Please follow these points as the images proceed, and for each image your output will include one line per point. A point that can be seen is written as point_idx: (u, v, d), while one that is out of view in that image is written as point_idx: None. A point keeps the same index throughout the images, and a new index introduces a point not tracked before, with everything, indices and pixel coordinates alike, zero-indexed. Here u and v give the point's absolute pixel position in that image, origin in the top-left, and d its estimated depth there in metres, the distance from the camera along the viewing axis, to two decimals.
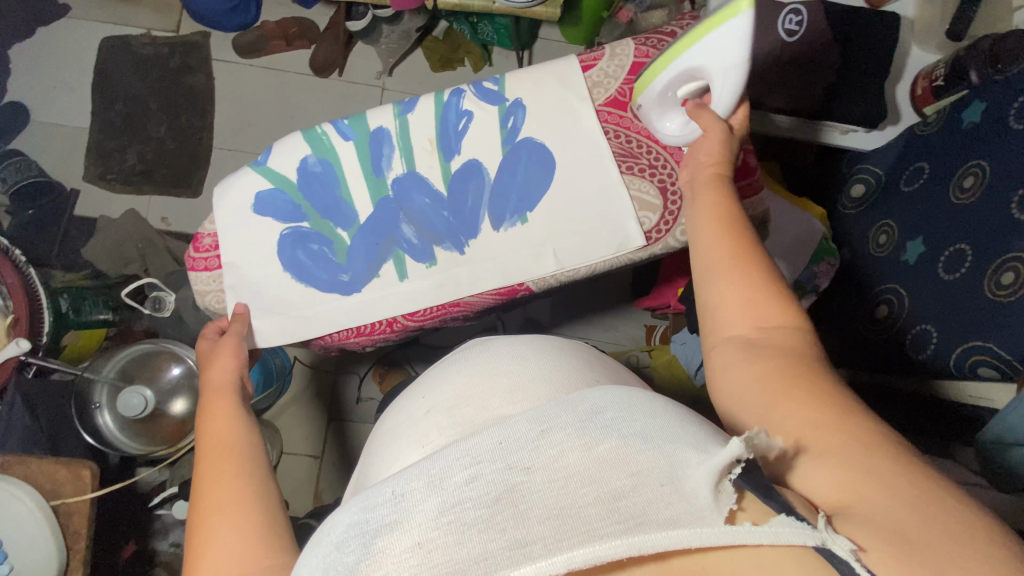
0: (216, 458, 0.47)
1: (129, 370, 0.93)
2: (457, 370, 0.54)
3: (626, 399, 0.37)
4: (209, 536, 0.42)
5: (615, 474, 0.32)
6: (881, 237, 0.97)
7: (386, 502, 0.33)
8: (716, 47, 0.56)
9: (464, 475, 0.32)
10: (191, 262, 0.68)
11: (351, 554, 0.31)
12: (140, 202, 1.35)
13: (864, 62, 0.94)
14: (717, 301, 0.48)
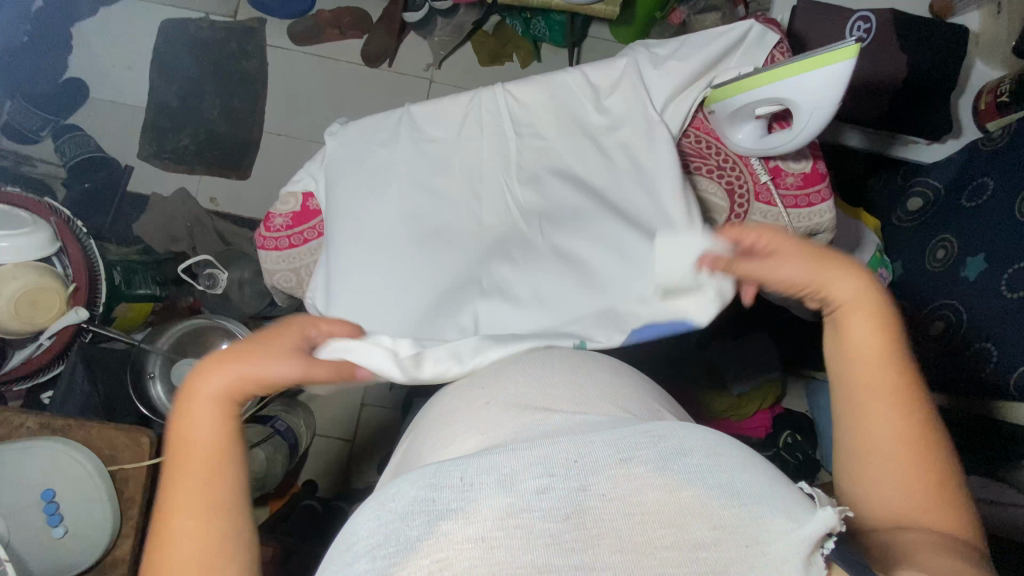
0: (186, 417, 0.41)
1: (184, 343, 0.96)
2: (516, 363, 0.51)
3: (714, 444, 0.36)
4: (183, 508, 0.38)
5: (695, 522, 0.31)
6: (938, 252, 0.94)
7: (452, 487, 0.33)
8: (814, 89, 0.54)
9: (537, 484, 0.33)
10: (263, 242, 0.71)
11: (415, 526, 0.32)
12: (191, 182, 1.38)
13: (934, 73, 0.91)
14: (878, 507, 0.41)
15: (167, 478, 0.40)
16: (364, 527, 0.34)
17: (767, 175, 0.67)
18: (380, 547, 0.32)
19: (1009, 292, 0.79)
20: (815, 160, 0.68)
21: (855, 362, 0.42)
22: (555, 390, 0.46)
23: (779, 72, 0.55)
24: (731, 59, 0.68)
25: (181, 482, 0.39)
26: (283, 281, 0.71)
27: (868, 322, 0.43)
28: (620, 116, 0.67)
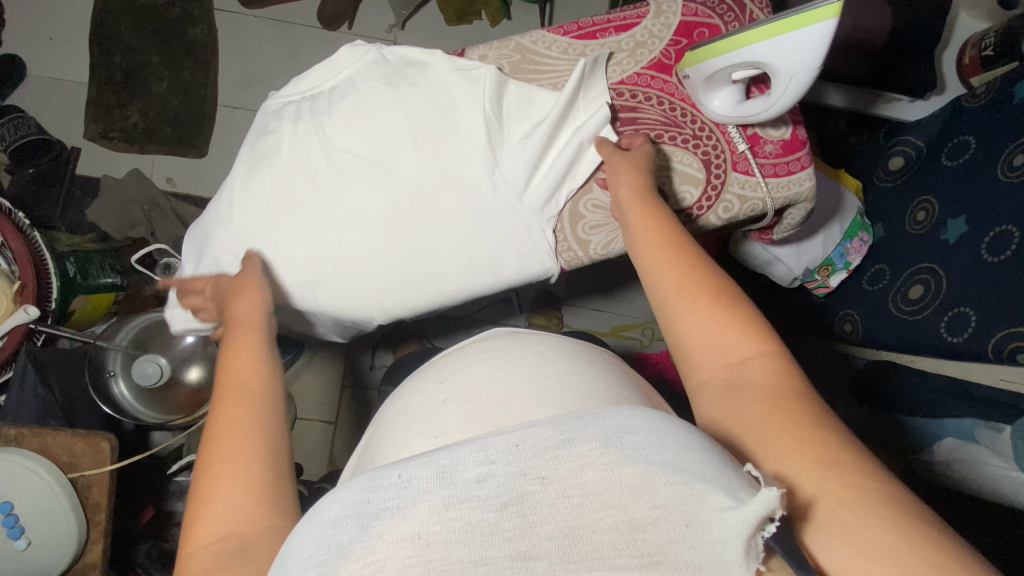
0: (226, 396, 0.44)
1: (143, 339, 0.91)
2: (477, 357, 0.46)
3: (657, 421, 0.30)
4: (215, 490, 0.39)
5: (633, 502, 0.26)
6: (919, 214, 0.92)
7: (390, 486, 0.27)
8: (790, 54, 0.50)
9: (474, 472, 0.26)
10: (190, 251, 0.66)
11: (348, 533, 0.26)
12: (144, 162, 1.30)
13: (919, 27, 0.87)
14: (710, 367, 0.43)
15: (204, 444, 0.42)
16: (302, 544, 0.27)
17: (745, 144, 0.63)
18: (311, 559, 0.26)
19: (991, 258, 0.79)
20: (796, 126, 0.64)
21: (656, 263, 0.49)
22: (514, 386, 0.41)
23: (752, 36, 0.51)
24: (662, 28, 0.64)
25: (218, 418, 0.43)
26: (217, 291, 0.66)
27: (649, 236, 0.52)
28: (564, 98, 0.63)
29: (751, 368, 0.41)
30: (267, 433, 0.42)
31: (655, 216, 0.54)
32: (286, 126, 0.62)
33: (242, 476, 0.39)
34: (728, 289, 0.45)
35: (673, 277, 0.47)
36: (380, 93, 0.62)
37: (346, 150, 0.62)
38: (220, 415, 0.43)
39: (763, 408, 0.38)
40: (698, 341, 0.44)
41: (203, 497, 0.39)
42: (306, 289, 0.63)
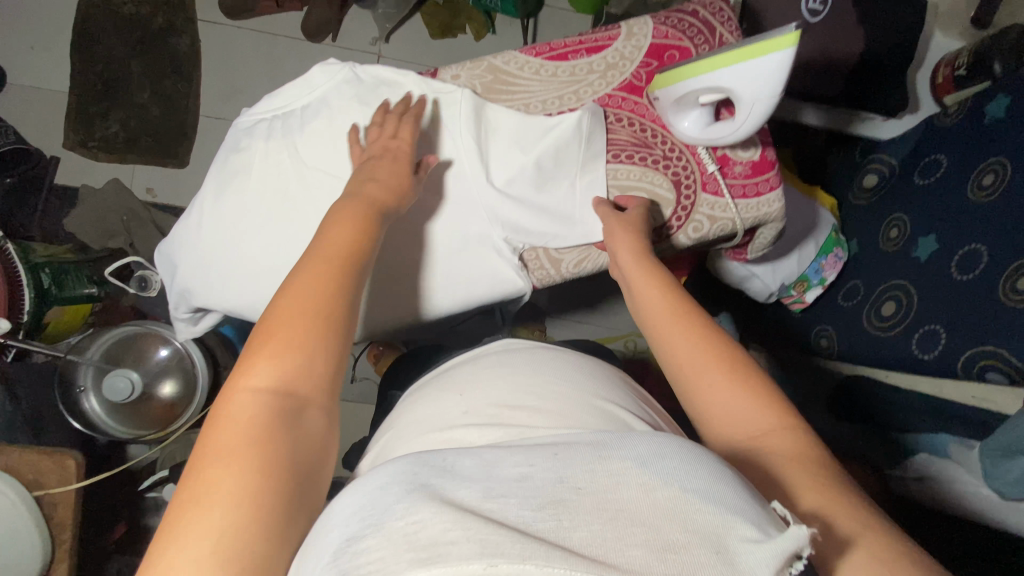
0: (327, 263, 0.43)
1: (115, 353, 0.90)
2: (502, 370, 0.48)
3: (693, 449, 0.31)
4: (275, 351, 0.38)
5: (670, 525, 0.25)
6: (892, 231, 0.93)
7: (438, 468, 0.30)
8: (751, 80, 0.51)
9: (515, 472, 0.29)
10: (161, 264, 0.65)
11: (394, 493, 0.28)
12: (125, 172, 1.29)
13: (890, 49, 0.89)
14: (724, 438, 0.43)
15: (285, 295, 0.41)
16: (346, 508, 0.30)
17: (714, 165, 0.64)
18: (355, 516, 0.28)
19: (959, 275, 0.80)
20: (764, 148, 0.65)
21: (662, 336, 0.49)
22: (541, 402, 0.42)
23: (715, 62, 0.52)
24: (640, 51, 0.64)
25: (303, 283, 0.42)
26: (186, 309, 0.65)
27: (659, 301, 0.51)
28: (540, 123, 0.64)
29: (762, 429, 0.42)
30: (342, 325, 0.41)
31: (661, 276, 0.54)
32: (256, 144, 0.62)
33: (301, 361, 0.39)
34: (736, 355, 0.46)
35: (686, 346, 0.47)
36: (352, 111, 0.61)
37: (317, 168, 0.61)
38: (308, 277, 0.42)
39: (792, 472, 0.39)
40: (709, 406, 0.45)
41: (267, 347, 0.39)
42: None
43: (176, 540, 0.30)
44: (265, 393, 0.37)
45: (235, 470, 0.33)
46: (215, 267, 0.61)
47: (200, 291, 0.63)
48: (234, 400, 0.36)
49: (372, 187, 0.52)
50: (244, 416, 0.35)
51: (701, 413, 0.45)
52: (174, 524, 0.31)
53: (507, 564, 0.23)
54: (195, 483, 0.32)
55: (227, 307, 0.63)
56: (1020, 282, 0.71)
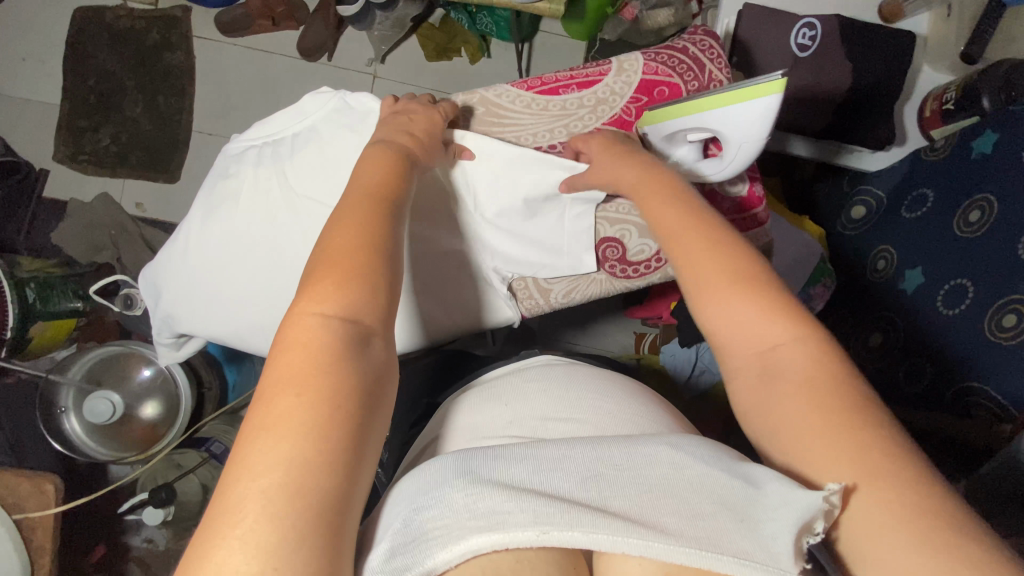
0: (374, 209, 0.44)
1: (97, 373, 0.89)
2: (535, 375, 0.51)
3: (710, 445, 0.36)
4: (335, 282, 0.38)
5: (698, 496, 0.32)
6: (879, 262, 0.94)
7: (488, 453, 0.36)
8: (738, 122, 0.51)
9: (558, 454, 0.35)
10: (143, 289, 0.64)
11: (452, 473, 0.34)
12: (114, 186, 1.28)
13: (878, 84, 0.90)
14: (742, 359, 0.41)
15: (334, 238, 0.41)
16: (410, 489, 0.36)
17: (701, 200, 0.65)
18: (421, 494, 0.34)
19: (945, 310, 0.80)
20: (752, 183, 0.65)
21: (681, 251, 0.46)
22: (579, 413, 0.45)
23: (704, 103, 0.52)
24: (630, 87, 0.65)
25: (353, 223, 0.42)
26: (170, 335, 0.65)
27: (668, 216, 0.48)
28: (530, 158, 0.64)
29: (782, 351, 0.40)
30: (389, 261, 0.41)
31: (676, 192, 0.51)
32: (245, 171, 0.61)
33: (358, 290, 0.39)
34: (752, 270, 0.43)
35: (695, 255, 0.45)
36: (343, 139, 0.61)
37: (307, 196, 0.61)
38: (354, 220, 0.42)
39: (804, 398, 0.37)
40: (726, 326, 0.42)
41: (331, 276, 0.38)
42: (262, 334, 0.62)
43: (245, 472, 0.31)
44: (333, 318, 0.37)
45: (295, 402, 0.33)
46: (200, 294, 0.61)
47: (185, 318, 0.62)
48: (300, 329, 0.36)
49: (407, 138, 0.54)
50: (297, 348, 0.35)
51: (716, 332, 0.43)
52: (242, 457, 0.32)
53: (556, 530, 0.30)
54: (267, 414, 0.33)
55: (213, 334, 0.62)
56: (1006, 320, 0.72)
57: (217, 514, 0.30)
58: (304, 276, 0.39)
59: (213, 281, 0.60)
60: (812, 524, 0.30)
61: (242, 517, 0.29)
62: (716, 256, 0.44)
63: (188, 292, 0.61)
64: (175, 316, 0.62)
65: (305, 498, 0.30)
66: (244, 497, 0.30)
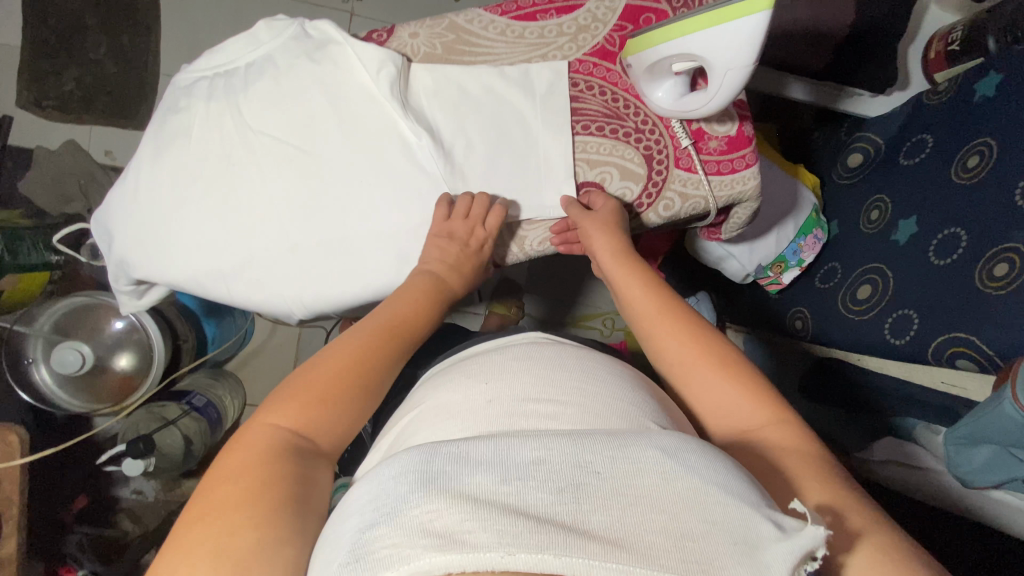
0: (370, 332, 0.50)
1: (65, 324, 0.86)
2: (516, 355, 0.46)
3: (702, 452, 0.32)
4: (315, 405, 0.44)
5: (688, 514, 0.28)
6: (873, 213, 0.91)
7: (450, 454, 0.31)
8: (723, 44, 0.47)
9: (531, 456, 0.31)
10: (93, 232, 0.60)
11: (407, 485, 0.30)
12: (81, 133, 1.22)
13: (885, 20, 0.84)
14: (726, 430, 0.46)
15: (326, 355, 0.47)
16: (364, 495, 0.32)
17: (688, 139, 0.60)
18: (375, 507, 0.30)
19: (937, 260, 0.78)
20: (741, 122, 0.61)
21: (665, 333, 0.51)
22: (559, 395, 0.41)
23: (685, 25, 0.48)
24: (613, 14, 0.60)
25: (342, 346, 0.48)
26: (124, 278, 0.61)
27: (650, 304, 0.53)
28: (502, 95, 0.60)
29: (756, 424, 0.45)
30: (369, 395, 0.47)
31: (651, 281, 0.55)
32: (197, 105, 0.57)
33: (331, 418, 0.44)
34: (729, 356, 0.49)
35: (678, 344, 0.50)
36: (302, 70, 0.57)
37: (263, 133, 0.57)
38: (346, 343, 0.48)
39: (784, 458, 0.42)
40: (707, 404, 0.47)
41: (316, 398, 0.44)
42: (219, 281, 0.59)
43: (180, 557, 0.34)
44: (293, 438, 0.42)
45: (231, 492, 0.37)
46: (156, 238, 0.58)
47: (134, 261, 0.58)
48: (266, 434, 0.41)
49: None
50: (248, 452, 0.40)
51: (700, 411, 0.48)
52: (180, 541, 0.35)
53: (522, 553, 0.26)
54: (206, 499, 0.37)
55: (167, 279, 0.59)
56: (997, 269, 0.70)
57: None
58: (290, 386, 0.45)
59: (167, 225, 0.57)
60: (813, 550, 0.29)
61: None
62: (696, 339, 0.50)
63: (143, 234, 0.58)
64: (125, 260, 0.59)
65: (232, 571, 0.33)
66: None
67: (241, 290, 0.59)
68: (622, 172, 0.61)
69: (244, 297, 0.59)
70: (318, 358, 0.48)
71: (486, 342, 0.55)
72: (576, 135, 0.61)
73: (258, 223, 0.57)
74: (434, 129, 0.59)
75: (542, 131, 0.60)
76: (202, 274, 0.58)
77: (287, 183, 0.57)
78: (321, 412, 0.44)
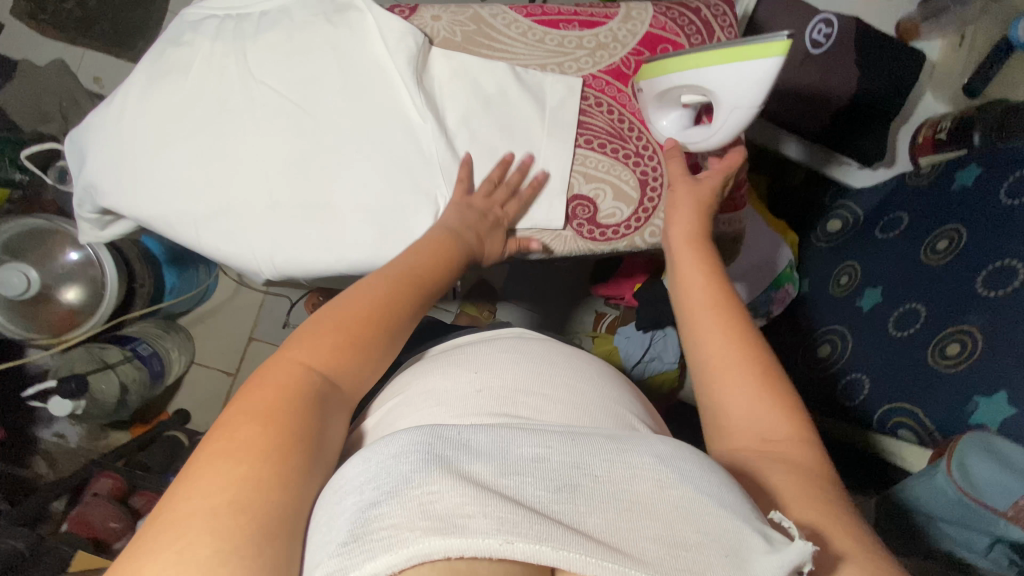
0: (399, 276, 0.44)
1: (16, 245, 0.82)
2: (507, 350, 0.45)
3: (697, 457, 0.31)
4: (343, 343, 0.37)
5: (681, 523, 0.26)
6: (843, 278, 0.94)
7: (453, 438, 0.29)
8: (732, 82, 0.48)
9: (531, 450, 0.29)
10: (68, 154, 0.58)
11: (410, 461, 0.27)
12: (73, 55, 1.17)
13: (881, 100, 0.88)
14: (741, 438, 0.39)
15: (354, 294, 0.41)
16: (355, 469, 0.29)
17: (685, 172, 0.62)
18: (371, 480, 0.27)
19: (895, 332, 0.81)
20: None
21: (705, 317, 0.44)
22: (551, 391, 0.40)
23: (698, 59, 0.49)
24: (631, 40, 0.61)
25: (368, 286, 0.42)
26: (87, 205, 0.59)
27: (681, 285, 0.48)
28: (512, 93, 0.60)
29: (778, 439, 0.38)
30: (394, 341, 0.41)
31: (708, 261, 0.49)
32: (201, 42, 0.56)
33: (356, 360, 0.37)
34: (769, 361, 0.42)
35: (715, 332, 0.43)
36: (315, 30, 0.56)
37: (266, 84, 0.56)
38: (372, 285, 0.42)
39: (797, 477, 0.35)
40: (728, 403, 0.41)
41: (345, 334, 0.37)
42: (190, 225, 0.56)
43: (201, 493, 0.27)
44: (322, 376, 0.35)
45: (258, 432, 0.30)
46: (131, 170, 0.55)
47: (102, 189, 0.56)
48: (289, 368, 0.34)
49: None
50: (264, 392, 0.32)
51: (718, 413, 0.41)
52: (193, 481, 0.28)
53: (521, 542, 0.24)
54: (224, 437, 0.30)
55: (133, 214, 0.56)
56: (949, 349, 0.73)
57: (158, 532, 0.26)
58: (312, 321, 0.38)
59: (147, 159, 0.55)
60: (798, 568, 0.26)
61: (180, 536, 0.26)
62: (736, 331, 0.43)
63: (117, 163, 0.55)
64: (94, 187, 0.56)
65: (250, 516, 0.27)
66: (188, 516, 0.26)
67: (210, 240, 0.57)
68: (616, 190, 0.62)
69: (214, 246, 0.57)
70: (341, 297, 0.40)
71: (465, 335, 0.53)
72: (577, 148, 0.61)
73: (245, 174, 0.56)
74: (439, 115, 0.59)
75: (545, 137, 0.61)
76: (174, 214, 0.56)
77: (281, 138, 0.56)
78: (351, 357, 0.37)
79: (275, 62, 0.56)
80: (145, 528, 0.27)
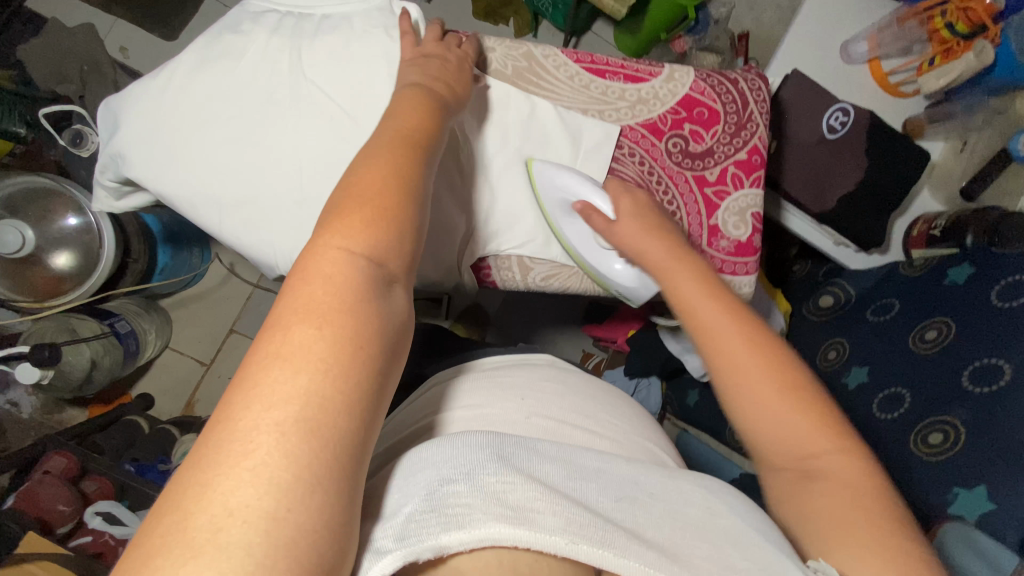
0: (404, 151, 0.37)
1: (16, 202, 0.79)
2: (543, 377, 0.47)
3: (739, 503, 0.35)
4: (370, 224, 0.32)
5: (731, 552, 0.30)
6: (830, 352, 0.97)
7: (518, 444, 0.33)
8: None
9: (593, 470, 0.34)
10: (100, 119, 0.57)
11: (482, 452, 0.31)
12: (104, 22, 1.17)
13: (892, 193, 0.91)
14: (779, 453, 0.40)
15: (363, 173, 0.35)
16: (430, 450, 0.32)
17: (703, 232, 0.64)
18: (445, 460, 0.30)
19: (879, 414, 0.84)
20: (752, 232, 0.65)
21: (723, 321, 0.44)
22: (593, 422, 0.42)
23: None
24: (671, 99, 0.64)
25: (382, 162, 0.36)
26: (109, 174, 0.57)
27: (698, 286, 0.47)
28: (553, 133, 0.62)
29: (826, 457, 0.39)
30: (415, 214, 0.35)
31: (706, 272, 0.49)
32: (259, 34, 0.56)
33: (386, 241, 0.32)
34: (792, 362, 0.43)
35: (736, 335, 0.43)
36: (373, 40, 0.57)
37: (316, 84, 0.56)
38: (383, 161, 0.36)
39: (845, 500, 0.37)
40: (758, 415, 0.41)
41: (370, 218, 0.32)
42: (214, 209, 0.56)
43: (268, 405, 0.25)
44: (357, 262, 0.30)
45: (314, 335, 0.27)
46: (166, 145, 0.55)
47: (130, 160, 0.55)
48: (320, 260, 0.30)
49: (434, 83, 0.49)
50: (314, 284, 0.29)
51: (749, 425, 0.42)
52: (256, 384, 0.26)
53: (586, 545, 0.28)
54: (280, 339, 0.27)
55: (159, 190, 0.55)
56: (932, 438, 0.76)
57: (222, 443, 0.24)
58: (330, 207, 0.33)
59: (183, 136, 0.55)
60: None
61: (255, 445, 0.24)
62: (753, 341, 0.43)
63: (152, 136, 0.55)
64: (122, 156, 0.55)
65: (321, 433, 0.25)
66: (255, 427, 0.24)
67: (236, 227, 0.56)
68: None
69: (237, 233, 0.57)
70: (349, 178, 0.35)
71: (502, 354, 0.53)
72: None
73: (281, 167, 0.55)
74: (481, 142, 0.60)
75: None
76: (202, 197, 0.55)
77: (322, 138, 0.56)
78: (380, 235, 0.32)
79: (329, 64, 0.56)
80: (203, 436, 0.25)
